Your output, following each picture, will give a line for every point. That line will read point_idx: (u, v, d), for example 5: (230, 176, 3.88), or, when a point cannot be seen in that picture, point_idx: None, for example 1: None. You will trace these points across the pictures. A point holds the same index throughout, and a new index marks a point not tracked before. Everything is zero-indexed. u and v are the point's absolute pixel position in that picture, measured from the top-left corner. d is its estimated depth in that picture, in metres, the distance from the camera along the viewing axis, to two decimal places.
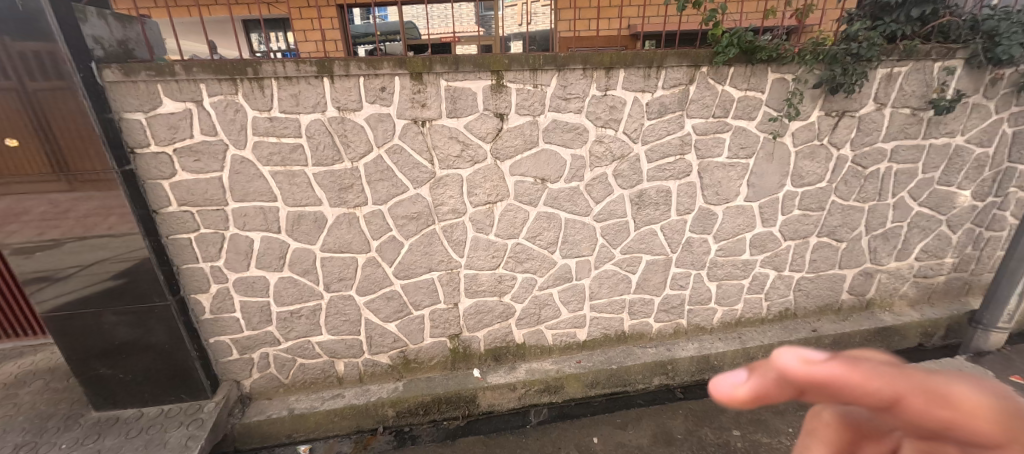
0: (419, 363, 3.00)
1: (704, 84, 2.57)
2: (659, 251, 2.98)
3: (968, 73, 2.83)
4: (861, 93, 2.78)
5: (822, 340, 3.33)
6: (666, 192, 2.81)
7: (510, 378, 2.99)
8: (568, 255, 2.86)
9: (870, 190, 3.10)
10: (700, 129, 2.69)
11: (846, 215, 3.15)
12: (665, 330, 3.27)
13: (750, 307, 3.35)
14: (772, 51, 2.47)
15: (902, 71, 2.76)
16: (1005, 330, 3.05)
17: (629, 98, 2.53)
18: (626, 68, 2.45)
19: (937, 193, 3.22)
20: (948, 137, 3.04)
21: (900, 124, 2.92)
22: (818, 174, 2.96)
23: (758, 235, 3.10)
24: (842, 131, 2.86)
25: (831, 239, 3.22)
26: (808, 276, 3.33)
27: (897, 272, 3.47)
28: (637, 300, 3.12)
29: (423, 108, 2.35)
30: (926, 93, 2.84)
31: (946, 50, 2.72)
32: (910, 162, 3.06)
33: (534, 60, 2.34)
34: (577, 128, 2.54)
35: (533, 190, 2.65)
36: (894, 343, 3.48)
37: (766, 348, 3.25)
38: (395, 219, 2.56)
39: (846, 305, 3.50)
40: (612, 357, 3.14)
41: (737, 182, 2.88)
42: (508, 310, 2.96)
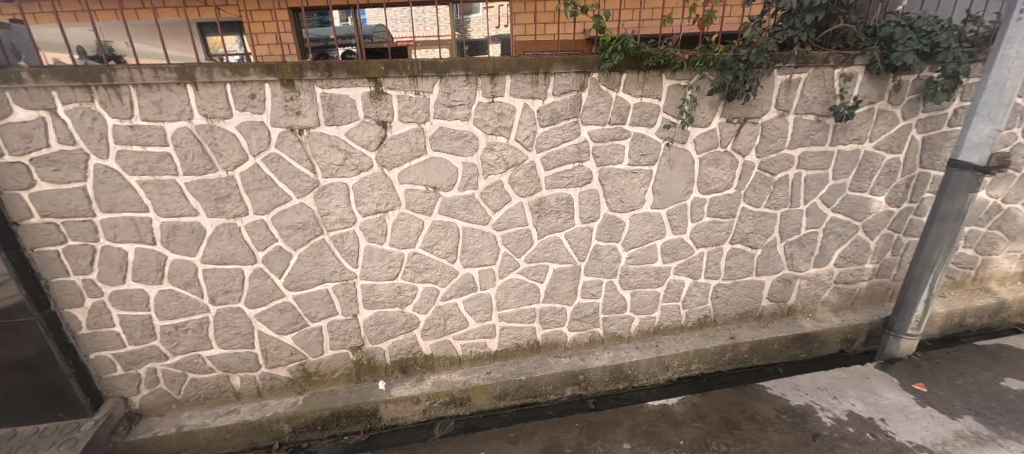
0: (320, 376, 2.91)
1: (596, 90, 2.53)
2: (565, 259, 2.93)
3: (869, 79, 2.83)
4: (761, 99, 2.76)
5: (740, 347, 3.29)
6: (567, 200, 2.76)
7: (414, 390, 2.91)
8: (469, 264, 2.80)
9: (781, 197, 3.09)
10: (597, 136, 2.64)
11: (758, 221, 3.13)
12: (581, 339, 3.22)
13: (668, 315, 3.31)
14: (658, 58, 2.45)
15: (801, 77, 2.74)
16: (914, 336, 3.04)
17: (518, 105, 2.48)
18: (511, 74, 2.41)
19: (850, 199, 3.22)
20: (856, 143, 3.03)
21: (805, 131, 2.91)
22: (725, 181, 2.94)
23: (669, 243, 3.06)
24: (744, 138, 2.84)
25: (745, 246, 3.20)
26: (725, 283, 3.31)
27: (816, 278, 3.46)
28: (548, 310, 3.07)
29: (298, 116, 2.28)
30: (828, 99, 2.83)
31: (843, 57, 2.71)
32: (819, 168, 3.05)
33: (412, 67, 2.29)
34: (465, 135, 2.49)
35: (426, 198, 2.59)
36: (815, 350, 3.45)
37: (683, 356, 3.20)
38: (279, 229, 2.48)
39: (766, 312, 3.49)
40: (524, 368, 3.07)
41: (642, 189, 2.84)
42: (411, 321, 2.89)
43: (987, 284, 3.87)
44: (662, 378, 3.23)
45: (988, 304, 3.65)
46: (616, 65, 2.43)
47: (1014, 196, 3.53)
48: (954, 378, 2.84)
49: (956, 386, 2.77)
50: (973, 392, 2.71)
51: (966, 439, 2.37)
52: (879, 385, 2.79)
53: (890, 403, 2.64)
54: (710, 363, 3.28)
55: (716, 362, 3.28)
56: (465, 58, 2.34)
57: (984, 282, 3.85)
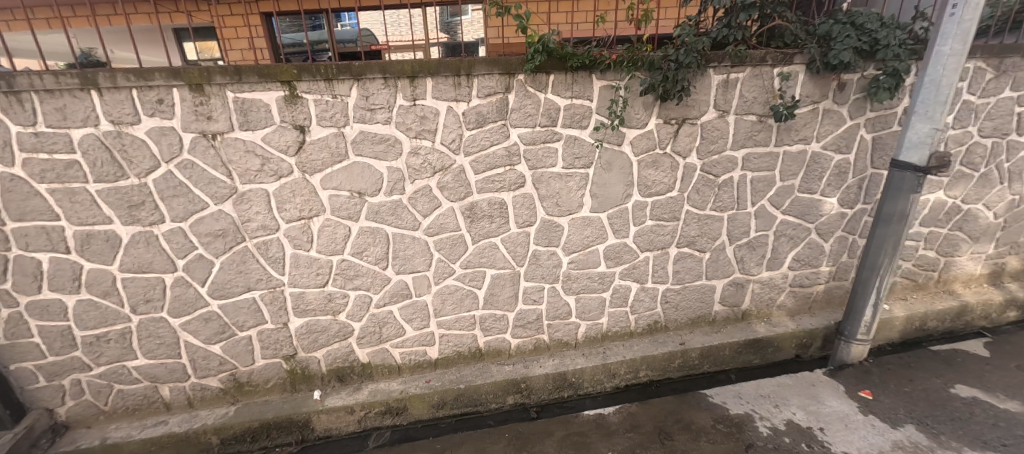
0: (253, 386, 2.85)
1: (523, 92, 2.47)
2: (502, 265, 2.87)
3: (810, 78, 2.76)
4: (698, 100, 2.70)
5: (689, 353, 3.22)
6: (501, 204, 2.71)
7: (349, 399, 2.85)
8: (402, 270, 2.75)
9: (726, 199, 3.02)
10: (527, 139, 2.59)
11: (703, 224, 3.07)
12: (525, 346, 3.16)
13: (616, 321, 3.24)
14: (583, 58, 2.39)
15: (739, 77, 2.69)
16: (864, 341, 2.95)
17: (442, 108, 2.42)
18: (432, 77, 2.35)
19: (800, 201, 3.15)
20: (802, 144, 2.97)
21: (747, 132, 2.85)
22: (665, 183, 2.87)
23: (611, 247, 2.99)
24: (683, 139, 2.78)
25: (693, 250, 3.13)
26: (674, 288, 3.24)
27: (770, 282, 3.39)
28: (488, 316, 3.01)
29: (209, 121, 2.23)
30: (768, 99, 2.77)
31: (781, 55, 2.65)
32: (764, 169, 2.99)
33: (326, 70, 2.23)
34: (387, 139, 2.43)
35: (351, 204, 2.53)
36: (769, 355, 3.36)
37: (629, 363, 3.13)
38: (198, 237, 2.43)
39: (719, 317, 3.42)
40: (464, 376, 3.01)
41: (578, 193, 2.78)
42: (345, 329, 2.83)
43: (951, 286, 3.78)
44: (609, 386, 3.15)
45: (950, 306, 3.55)
46: (539, 65, 2.37)
47: (974, 196, 3.45)
48: (902, 385, 2.75)
49: (904, 393, 2.68)
50: (919, 399, 2.62)
51: (903, 449, 2.28)
52: (824, 393, 2.71)
53: (832, 412, 2.56)
54: (658, 370, 3.21)
55: (665, 369, 3.21)
56: (382, 61, 2.28)
57: (947, 284, 3.77)
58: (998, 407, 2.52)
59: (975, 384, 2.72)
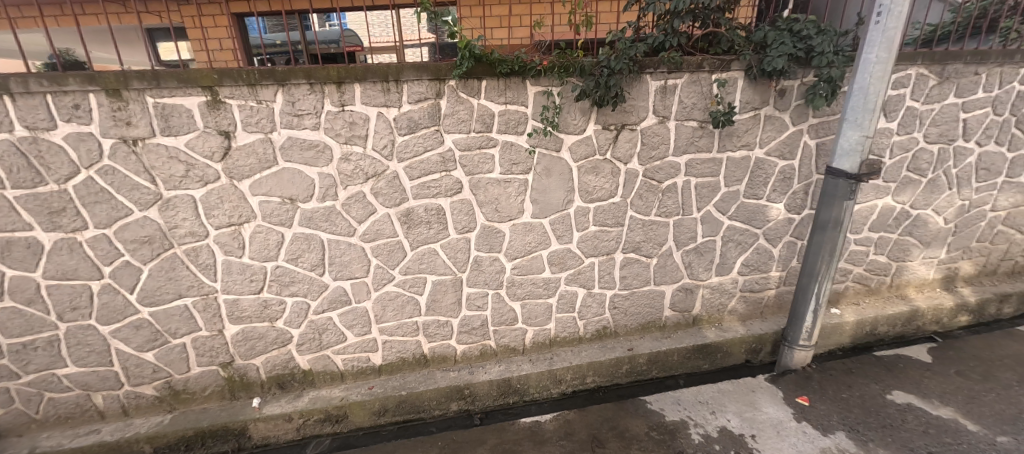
0: (190, 394, 2.82)
1: (455, 98, 2.46)
2: (443, 271, 2.85)
3: (749, 84, 2.77)
4: (636, 106, 2.69)
5: (637, 359, 3.20)
6: (438, 210, 2.69)
7: (288, 407, 2.81)
8: (339, 277, 2.72)
9: (671, 204, 3.02)
10: (462, 145, 2.57)
11: (648, 230, 3.06)
12: (471, 352, 3.14)
13: (564, 327, 3.23)
14: (513, 63, 2.38)
15: (676, 83, 2.69)
16: (808, 347, 2.95)
17: (372, 114, 2.40)
18: (359, 82, 2.33)
19: (746, 206, 3.15)
20: (745, 150, 2.97)
21: (688, 138, 2.85)
22: (607, 189, 2.87)
23: (555, 253, 2.98)
24: (623, 145, 2.77)
25: (639, 255, 3.13)
26: (622, 294, 3.22)
27: (719, 287, 3.39)
28: (432, 322, 2.98)
29: (129, 126, 2.21)
30: (707, 105, 2.77)
31: (718, 62, 2.66)
32: (708, 175, 2.99)
33: (248, 75, 2.21)
34: (316, 145, 2.40)
35: (282, 210, 2.50)
36: (718, 360, 3.36)
37: (575, 369, 3.11)
38: (124, 243, 2.40)
39: (670, 323, 3.41)
40: (407, 383, 2.97)
41: (518, 199, 2.77)
42: (283, 336, 2.79)
43: (904, 291, 3.80)
44: (555, 392, 3.14)
45: (901, 311, 3.57)
46: (468, 70, 2.36)
47: (922, 202, 3.47)
48: (840, 390, 2.75)
49: (841, 399, 2.68)
50: (855, 406, 2.62)
51: None
52: (762, 399, 2.71)
53: (767, 418, 2.56)
54: (606, 376, 3.19)
55: (612, 375, 3.19)
56: (306, 66, 2.25)
57: (900, 289, 3.79)
58: (930, 414, 2.53)
59: (912, 390, 2.73)
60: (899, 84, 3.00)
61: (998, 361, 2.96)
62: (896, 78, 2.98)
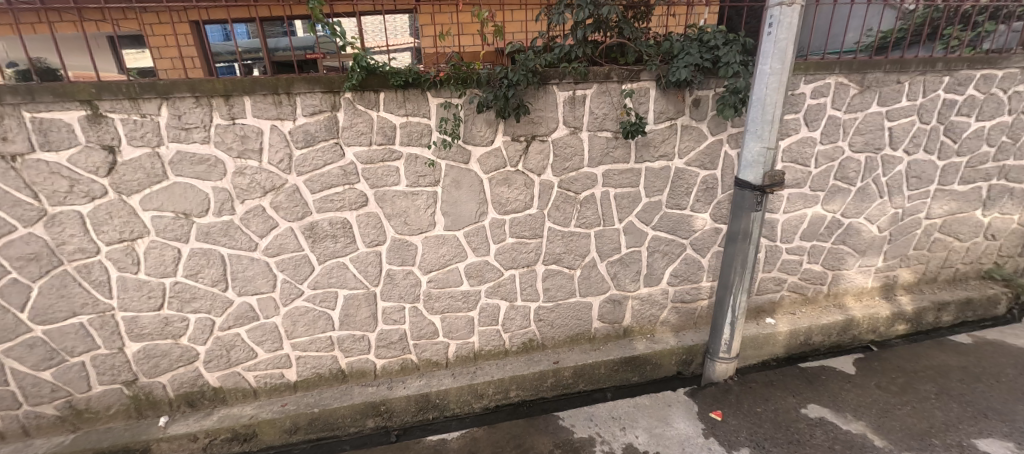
0: (93, 413, 2.75)
1: (352, 110, 2.42)
2: (354, 285, 2.79)
3: (661, 95, 2.75)
4: (545, 117, 2.66)
5: (562, 372, 3.14)
6: (344, 223, 2.64)
7: (195, 426, 2.74)
8: (244, 292, 2.66)
9: (590, 215, 2.98)
10: (364, 158, 2.53)
11: (569, 241, 3.02)
12: (391, 366, 3.07)
13: (488, 339, 3.17)
14: (406, 74, 2.35)
15: (585, 94, 2.66)
16: (729, 359, 2.92)
17: (265, 127, 2.36)
18: (249, 95, 2.29)
19: (669, 216, 3.11)
20: (664, 160, 2.94)
21: (602, 149, 2.82)
22: (521, 200, 2.82)
23: (472, 265, 2.93)
24: (534, 157, 2.74)
25: (561, 267, 3.08)
26: (546, 306, 3.17)
27: (649, 298, 3.34)
28: (347, 337, 2.91)
29: (6, 142, 2.16)
30: (619, 115, 2.74)
31: (626, 72, 2.64)
32: (627, 185, 2.96)
33: (127, 88, 2.17)
34: (207, 159, 2.36)
35: (176, 225, 2.45)
36: (648, 372, 3.30)
37: (497, 384, 3.05)
38: (9, 261, 2.34)
39: (599, 334, 3.36)
40: (322, 399, 2.90)
41: (428, 212, 2.72)
42: (188, 353, 2.73)
43: (842, 300, 3.76)
44: (477, 407, 3.07)
45: (836, 321, 3.53)
46: (360, 82, 2.33)
47: (854, 210, 3.44)
48: (755, 405, 2.71)
49: (754, 414, 2.64)
50: (766, 421, 2.58)
51: None
52: (675, 414, 2.67)
53: (675, 434, 2.52)
54: (531, 389, 3.13)
55: (537, 389, 3.13)
56: (190, 79, 2.22)
57: (838, 298, 3.75)
58: (839, 429, 2.49)
59: (827, 403, 2.69)
60: (818, 93, 2.98)
61: (920, 373, 2.93)
62: (814, 87, 2.96)
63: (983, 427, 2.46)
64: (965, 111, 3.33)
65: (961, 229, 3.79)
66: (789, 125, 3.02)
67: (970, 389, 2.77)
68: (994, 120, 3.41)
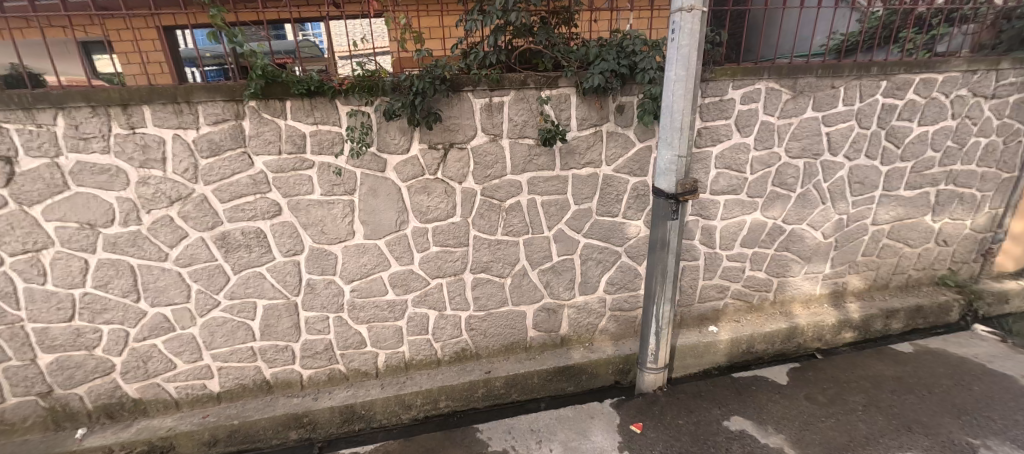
0: (8, 425, 2.71)
1: (257, 119, 2.39)
2: (273, 295, 2.75)
3: (582, 101, 2.71)
4: (462, 124, 2.62)
5: (493, 383, 3.09)
6: (257, 233, 2.60)
7: (111, 438, 2.71)
8: (157, 303, 2.63)
9: (517, 223, 2.93)
10: (275, 167, 2.49)
11: (496, 249, 2.97)
12: (318, 377, 3.02)
13: (419, 349, 3.12)
14: (308, 82, 2.31)
15: (502, 101, 2.62)
16: (657, 370, 2.86)
17: (167, 136, 2.34)
18: (147, 104, 2.27)
19: (601, 224, 3.07)
20: (591, 167, 2.90)
21: (524, 156, 2.78)
22: (443, 209, 2.78)
23: (396, 274, 2.88)
24: (453, 165, 2.70)
25: (490, 275, 3.03)
26: (478, 315, 3.12)
27: (585, 307, 3.28)
28: (269, 347, 2.87)
29: None
30: (539, 123, 2.70)
31: (543, 79, 2.60)
32: (554, 193, 2.91)
33: (19, 99, 2.14)
34: (109, 169, 2.33)
35: (81, 235, 2.42)
36: (583, 382, 3.25)
37: (424, 395, 2.99)
38: None
39: (535, 343, 3.30)
40: (244, 411, 2.86)
41: (345, 221, 2.68)
42: (103, 364, 2.70)
43: (790, 307, 3.70)
44: (405, 418, 3.01)
45: (779, 329, 3.47)
46: (260, 91, 2.29)
47: (795, 217, 3.39)
48: (678, 416, 2.66)
49: (674, 426, 2.59)
50: (685, 433, 2.53)
51: None
52: (595, 426, 2.62)
53: (590, 448, 2.47)
54: (461, 400, 3.08)
55: (467, 399, 3.08)
56: (85, 89, 2.19)
57: (785, 305, 3.69)
58: (757, 442, 2.43)
59: (751, 415, 2.64)
60: (747, 99, 2.95)
61: (853, 383, 2.87)
62: (743, 93, 2.93)
63: (904, 441, 2.40)
64: (907, 116, 3.27)
65: (911, 235, 3.72)
66: (720, 131, 2.99)
67: (900, 400, 2.71)
68: (937, 125, 3.35)
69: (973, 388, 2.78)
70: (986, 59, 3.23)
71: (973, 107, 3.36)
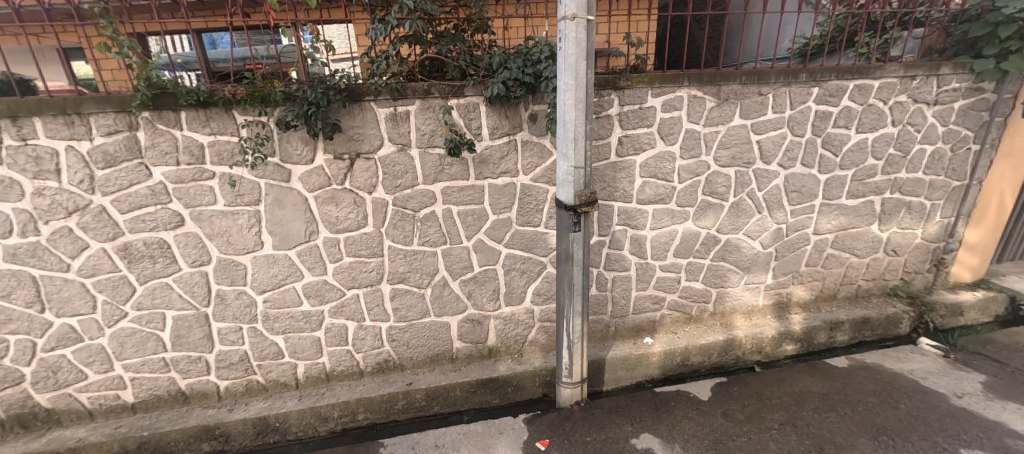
0: None
1: (152, 130, 2.39)
2: (182, 306, 2.73)
3: (491, 110, 2.67)
4: (366, 134, 2.59)
5: (413, 395, 3.03)
6: (160, 244, 2.58)
7: (21, 448, 2.70)
8: (62, 314, 2.62)
9: (433, 233, 2.89)
10: (174, 178, 2.48)
11: (412, 260, 2.93)
12: (236, 387, 3.00)
13: (339, 360, 3.08)
14: (198, 93, 2.30)
15: (408, 110, 2.59)
16: (573, 384, 2.80)
17: (60, 147, 2.33)
18: (38, 116, 2.27)
19: (522, 234, 3.01)
20: (508, 177, 2.85)
21: (435, 166, 2.73)
22: (353, 219, 2.75)
23: (309, 285, 2.85)
24: (360, 175, 2.66)
25: (408, 286, 2.99)
26: (399, 326, 3.08)
27: (512, 318, 3.22)
28: (182, 358, 2.85)
29: None
30: (447, 132, 2.66)
31: (448, 88, 2.57)
32: (469, 203, 2.86)
33: None
34: (3, 180, 2.33)
35: None
36: (509, 395, 3.17)
37: (340, 407, 2.94)
38: None
39: (461, 354, 3.25)
40: (156, 422, 2.84)
41: (251, 231, 2.65)
42: (12, 374, 2.69)
43: (730, 318, 3.61)
44: (323, 430, 2.96)
45: (715, 341, 3.37)
46: (148, 101, 2.28)
47: (730, 226, 3.31)
48: (586, 433, 2.60)
49: (581, 444, 2.52)
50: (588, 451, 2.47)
51: None
52: (501, 443, 2.57)
53: None
54: (381, 413, 3.02)
55: (387, 412, 3.02)
56: None
57: (725, 316, 3.60)
58: None
59: (661, 433, 2.56)
60: (669, 106, 2.88)
61: (776, 400, 2.77)
62: (663, 100, 2.86)
63: None
64: (843, 123, 3.17)
65: (857, 244, 3.61)
66: (642, 140, 2.92)
67: (821, 418, 2.62)
68: (877, 132, 3.25)
69: (898, 407, 2.67)
70: (926, 64, 3.12)
71: (915, 114, 3.26)
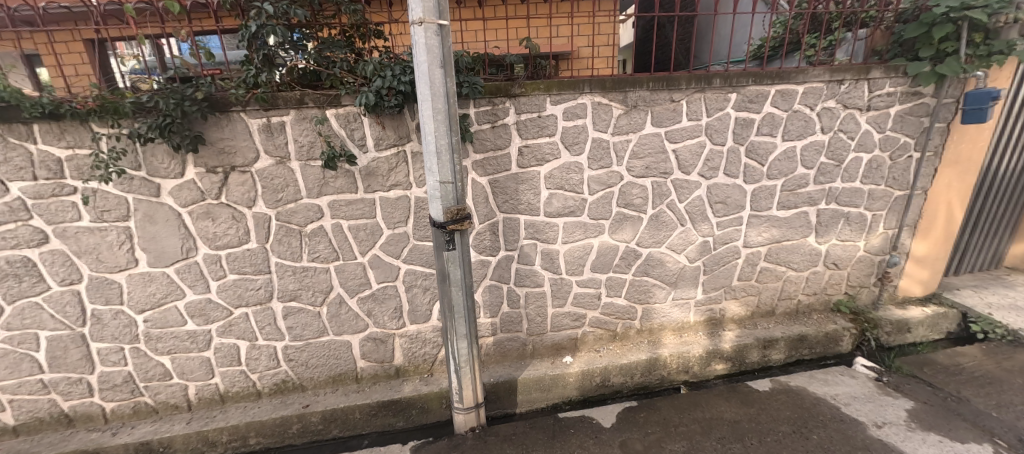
0: None
1: (3, 144, 2.27)
2: (55, 326, 2.62)
3: (373, 121, 2.53)
4: (239, 146, 2.46)
5: (309, 418, 2.86)
6: (24, 262, 2.46)
7: None
8: None
9: (323, 249, 2.74)
10: (32, 193, 2.35)
11: (303, 277, 2.78)
12: (123, 409, 2.87)
13: (233, 381, 2.94)
14: (44, 105, 2.18)
15: (282, 121, 2.46)
16: (467, 410, 2.64)
17: None
18: None
19: (421, 249, 2.86)
20: (399, 190, 2.70)
21: (318, 179, 2.59)
22: (233, 235, 2.61)
23: (192, 304, 2.72)
24: (236, 189, 2.53)
25: (301, 304, 2.85)
26: (295, 345, 2.93)
27: (418, 336, 3.07)
28: (61, 380, 2.73)
29: None
30: (326, 145, 2.51)
31: (323, 97, 2.44)
32: (359, 217, 2.71)
33: None
34: None
35: None
36: (414, 418, 3.00)
37: (228, 431, 2.80)
38: None
39: (366, 374, 3.09)
40: (34, 446, 2.72)
41: (122, 248, 2.52)
42: None
43: (659, 335, 3.43)
44: None
45: (637, 360, 3.17)
46: None
47: (650, 240, 3.13)
48: None
49: None
50: None
51: None
52: None
53: None
54: (274, 437, 2.87)
55: (281, 436, 2.87)
56: None
57: (653, 333, 3.41)
58: None
59: None
60: (570, 114, 2.72)
61: (682, 428, 2.60)
62: (563, 108, 2.70)
63: None
64: (767, 131, 2.99)
65: (793, 258, 3.41)
66: (544, 150, 2.76)
67: (723, 449, 2.44)
68: (804, 139, 3.06)
69: (810, 438, 2.48)
70: (852, 67, 2.93)
71: (846, 120, 3.07)
